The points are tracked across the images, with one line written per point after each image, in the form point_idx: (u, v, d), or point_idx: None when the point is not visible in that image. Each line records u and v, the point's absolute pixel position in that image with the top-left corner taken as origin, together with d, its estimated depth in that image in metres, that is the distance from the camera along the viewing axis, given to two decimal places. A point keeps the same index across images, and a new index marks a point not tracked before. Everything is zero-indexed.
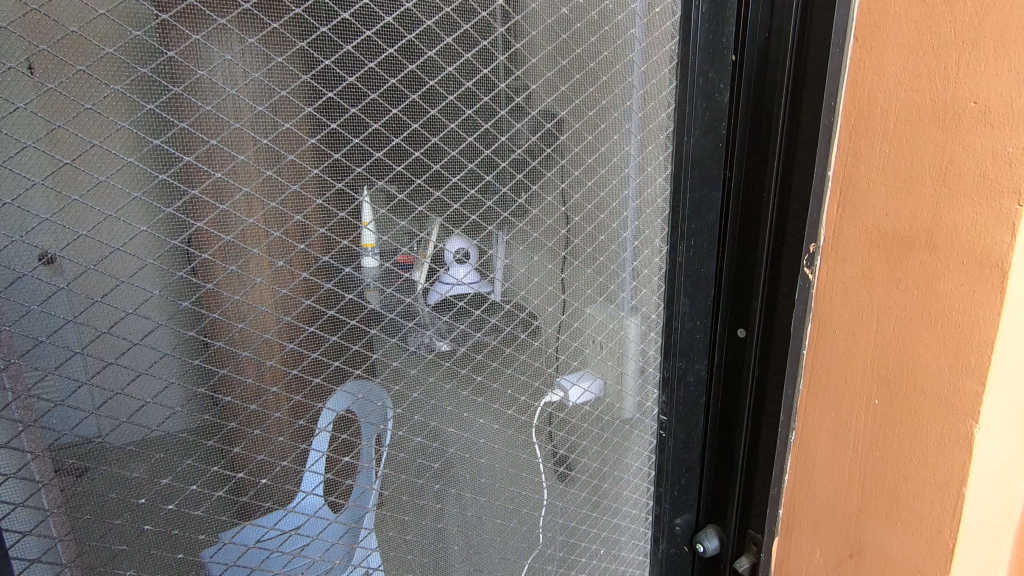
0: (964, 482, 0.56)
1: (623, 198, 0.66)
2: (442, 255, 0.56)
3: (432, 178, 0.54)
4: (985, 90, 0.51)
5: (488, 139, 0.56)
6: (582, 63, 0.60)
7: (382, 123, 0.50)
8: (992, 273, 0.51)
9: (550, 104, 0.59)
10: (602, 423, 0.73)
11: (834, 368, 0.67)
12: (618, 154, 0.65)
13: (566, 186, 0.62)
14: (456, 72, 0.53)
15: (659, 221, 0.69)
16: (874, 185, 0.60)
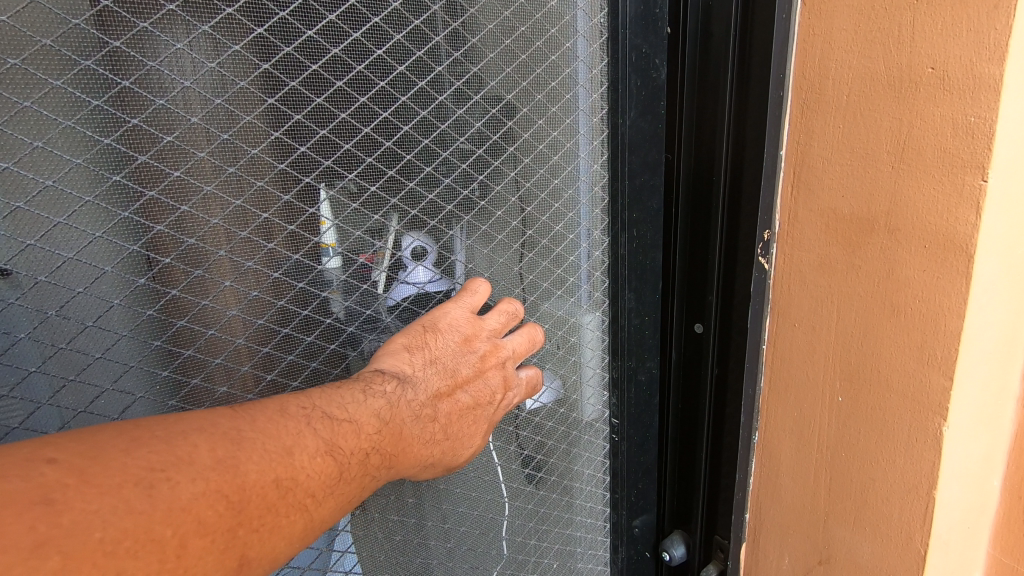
0: (934, 485, 0.51)
1: (556, 188, 0.62)
2: (349, 261, 0.50)
3: (324, 176, 0.46)
4: (942, 53, 0.45)
5: (389, 129, 0.49)
6: (500, 40, 0.54)
7: (258, 115, 0.43)
8: (958, 257, 0.46)
9: (463, 86, 0.52)
10: (551, 426, 0.70)
11: (796, 364, 0.61)
12: (546, 141, 0.60)
13: (486, 179, 0.57)
14: (344, 54, 0.45)
15: (599, 211, 0.65)
16: (829, 164, 0.55)
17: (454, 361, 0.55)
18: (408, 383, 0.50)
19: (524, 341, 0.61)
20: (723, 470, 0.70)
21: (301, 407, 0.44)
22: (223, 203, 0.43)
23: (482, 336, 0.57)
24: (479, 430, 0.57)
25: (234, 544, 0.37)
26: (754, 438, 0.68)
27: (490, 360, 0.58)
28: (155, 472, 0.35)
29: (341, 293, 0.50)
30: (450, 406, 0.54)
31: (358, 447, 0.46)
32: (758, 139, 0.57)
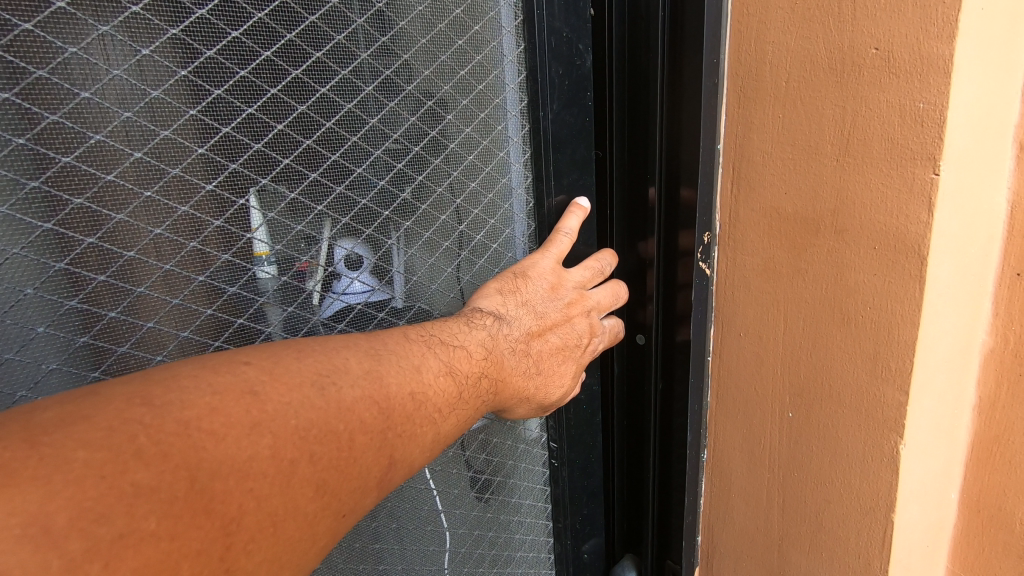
0: (892, 507, 0.47)
1: (472, 192, 0.55)
2: (212, 291, 0.43)
3: (167, 188, 0.40)
4: (886, 32, 0.40)
5: (256, 128, 0.42)
6: (393, 23, 0.46)
7: (66, 114, 0.36)
8: (908, 259, 0.42)
9: (348, 76, 0.45)
10: (485, 458, 0.62)
11: (743, 377, 0.57)
12: (456, 138, 0.53)
13: (388, 184, 0.49)
14: (185, 35, 0.38)
15: (524, 217, 0.59)
16: (768, 160, 0.50)
17: (543, 304, 0.54)
18: (503, 320, 0.52)
19: (612, 291, 0.59)
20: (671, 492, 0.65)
21: (421, 334, 0.46)
22: (26, 228, 0.36)
23: (568, 282, 0.56)
24: (567, 375, 0.56)
25: (386, 445, 0.39)
26: (703, 456, 0.63)
27: (577, 307, 0.56)
28: (324, 376, 0.37)
29: (196, 328, 0.43)
30: (541, 347, 0.54)
31: (473, 369, 0.47)
32: (693, 133, 0.52)
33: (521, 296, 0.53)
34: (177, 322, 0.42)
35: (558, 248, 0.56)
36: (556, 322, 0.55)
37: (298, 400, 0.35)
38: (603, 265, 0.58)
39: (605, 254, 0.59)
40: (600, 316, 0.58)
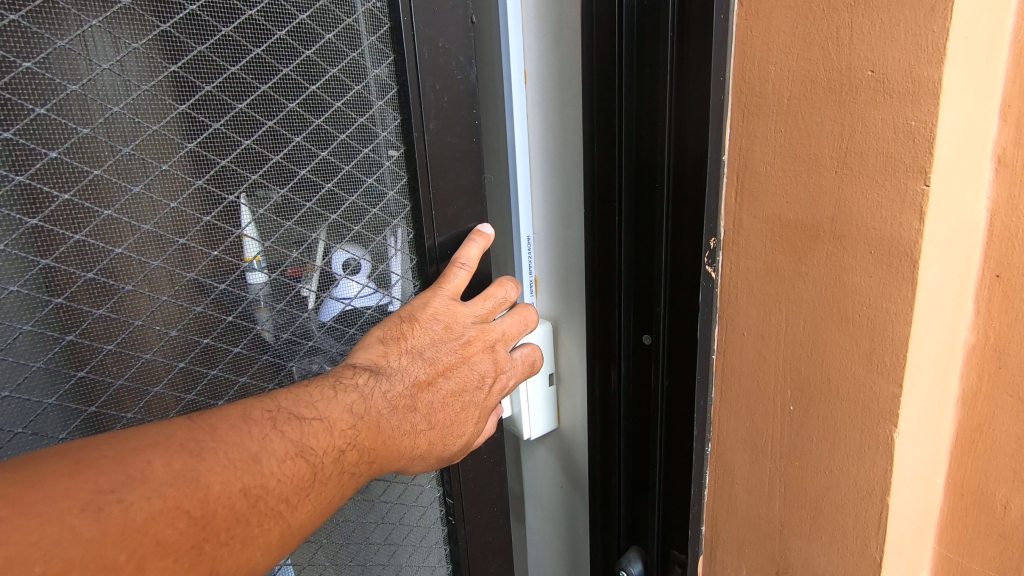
0: (888, 491, 0.51)
1: (342, 210, 0.64)
2: (70, 304, 0.51)
3: (30, 240, 0.48)
4: (881, 56, 0.44)
5: (155, 150, 0.52)
6: (305, 120, 0.59)
7: (35, 175, 0.47)
8: (902, 262, 0.46)
9: (281, 160, 0.58)
10: (386, 513, 0.75)
11: (746, 373, 0.60)
12: (322, 160, 0.61)
13: (289, 197, 0.60)
14: (45, 70, 0.46)
15: (402, 229, 0.69)
16: (772, 171, 0.53)
17: (434, 350, 0.61)
18: (382, 374, 0.57)
19: (519, 319, 0.69)
20: (675, 483, 0.69)
21: (266, 412, 0.50)
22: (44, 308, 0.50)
23: (465, 319, 0.64)
24: (468, 414, 0.64)
25: (201, 562, 0.42)
26: (708, 449, 0.66)
27: (474, 347, 0.64)
28: (105, 494, 0.39)
29: (81, 332, 0.52)
30: (432, 396, 0.60)
31: (330, 444, 0.51)
32: (700, 141, 0.56)
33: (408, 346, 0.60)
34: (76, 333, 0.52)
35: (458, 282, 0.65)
36: (450, 362, 0.62)
37: (55, 533, 0.37)
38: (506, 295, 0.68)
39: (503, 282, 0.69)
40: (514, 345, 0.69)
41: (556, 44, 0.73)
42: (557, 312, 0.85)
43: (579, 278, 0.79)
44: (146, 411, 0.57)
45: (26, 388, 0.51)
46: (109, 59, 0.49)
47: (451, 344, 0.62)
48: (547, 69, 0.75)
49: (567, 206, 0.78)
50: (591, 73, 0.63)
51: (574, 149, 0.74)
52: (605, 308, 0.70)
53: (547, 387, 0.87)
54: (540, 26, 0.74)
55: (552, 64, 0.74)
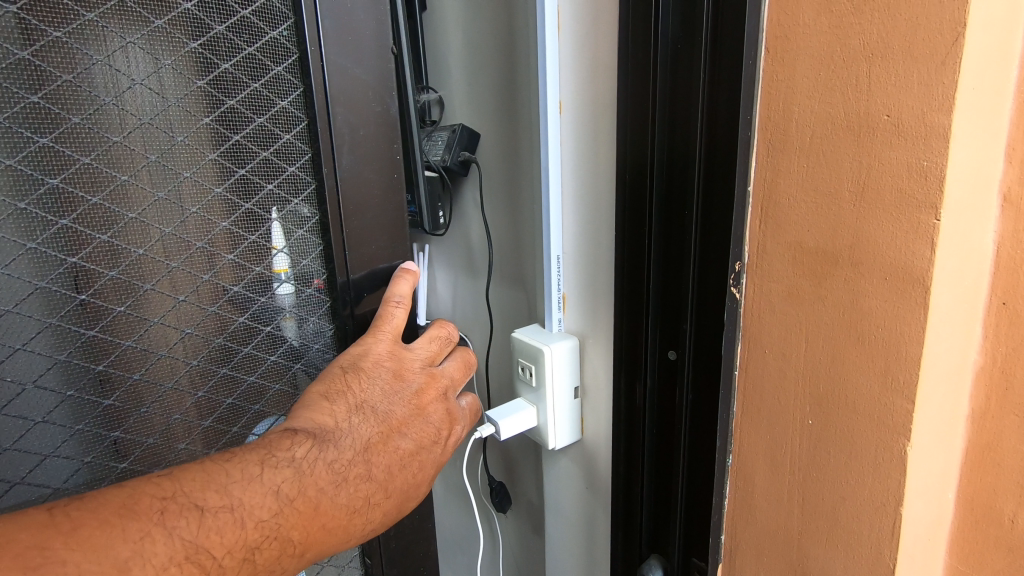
0: (900, 502, 0.55)
1: (238, 236, 0.70)
2: (59, 231, 0.59)
3: (44, 167, 0.58)
4: (896, 103, 0.49)
5: (135, 126, 0.62)
6: (245, 143, 0.69)
7: (72, 115, 0.58)
8: (915, 288, 0.50)
9: (241, 140, 0.68)
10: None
11: (768, 389, 0.64)
12: (236, 187, 0.69)
13: (212, 209, 0.68)
14: (81, 29, 0.58)
15: (306, 261, 0.76)
16: (795, 202, 0.58)
17: (386, 404, 0.70)
18: (325, 439, 0.63)
19: (465, 363, 0.83)
20: (698, 491, 0.73)
21: (158, 504, 0.52)
22: (48, 232, 0.59)
23: (413, 369, 0.75)
24: (425, 470, 0.73)
25: None
26: (729, 461, 0.70)
27: (423, 399, 0.74)
28: None
29: (59, 270, 0.60)
30: (387, 451, 0.68)
31: (233, 543, 0.54)
32: (728, 173, 0.61)
33: (360, 403, 0.68)
34: (59, 266, 0.60)
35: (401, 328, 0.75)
36: (405, 416, 0.71)
37: None
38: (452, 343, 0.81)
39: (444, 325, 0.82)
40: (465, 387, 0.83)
41: (590, 79, 0.79)
42: (584, 328, 0.90)
43: (606, 296, 0.84)
44: (142, 340, 0.66)
45: (32, 306, 0.59)
46: (138, 30, 0.61)
47: (400, 398, 0.72)
48: (582, 100, 0.81)
49: (597, 228, 0.83)
50: (627, 110, 0.71)
51: (605, 175, 0.79)
52: (635, 326, 0.76)
53: (572, 399, 0.92)
54: (576, 61, 0.80)
55: (586, 96, 0.80)
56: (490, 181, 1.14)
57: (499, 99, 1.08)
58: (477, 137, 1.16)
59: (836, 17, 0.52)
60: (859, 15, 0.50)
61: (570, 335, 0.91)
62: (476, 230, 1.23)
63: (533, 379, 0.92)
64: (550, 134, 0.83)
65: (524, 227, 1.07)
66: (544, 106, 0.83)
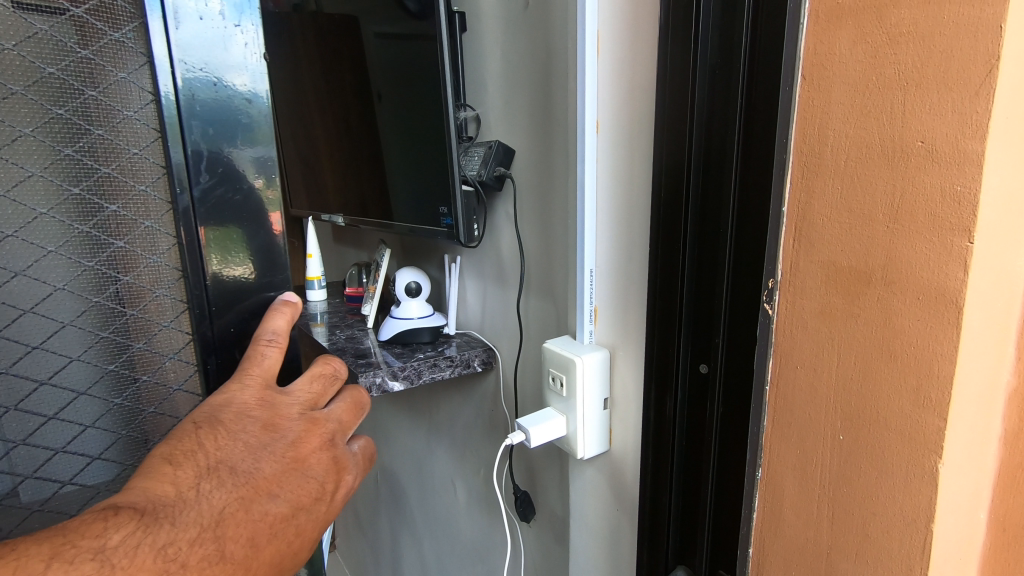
0: (931, 518, 0.56)
1: (152, 271, 0.71)
2: (30, 218, 0.64)
3: (52, 139, 0.64)
4: (931, 130, 0.51)
5: (105, 138, 0.66)
6: (144, 185, 0.69)
7: (86, 112, 0.65)
8: (949, 309, 0.52)
9: (133, 190, 0.68)
10: None
11: (798, 404, 0.65)
12: (144, 228, 0.70)
13: (127, 236, 0.69)
14: (80, 21, 0.63)
15: (177, 316, 0.73)
16: (828, 222, 0.60)
17: (253, 462, 0.66)
18: (160, 513, 0.58)
19: (355, 404, 0.81)
20: (727, 499, 0.76)
21: None
22: (38, 211, 0.64)
23: (290, 416, 0.71)
24: (307, 528, 0.70)
25: None
26: (758, 475, 0.71)
27: (302, 449, 0.71)
28: None
29: (63, 250, 0.66)
30: (260, 514, 0.65)
31: None
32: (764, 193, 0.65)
33: (216, 465, 0.63)
34: (54, 249, 0.66)
35: (274, 366, 0.71)
36: (277, 473, 0.67)
37: None
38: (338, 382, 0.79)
39: (326, 363, 0.79)
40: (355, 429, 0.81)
41: (627, 100, 0.82)
42: (614, 340, 0.92)
43: (638, 310, 0.86)
44: (148, 314, 0.72)
45: (41, 268, 0.65)
46: (121, 40, 0.65)
47: (272, 453, 0.68)
48: (619, 121, 0.84)
49: (630, 243, 0.85)
50: (665, 130, 0.74)
51: (640, 192, 0.82)
52: (666, 340, 0.79)
53: (600, 410, 0.94)
54: (614, 84, 0.84)
55: (623, 117, 0.83)
56: (523, 196, 1.18)
57: (535, 118, 1.12)
58: (511, 153, 1.20)
59: (872, 47, 0.54)
60: (895, 46, 0.52)
61: (600, 347, 0.94)
62: (508, 243, 1.26)
63: (563, 389, 0.95)
64: (587, 153, 0.87)
65: (555, 241, 1.10)
66: (581, 126, 0.87)
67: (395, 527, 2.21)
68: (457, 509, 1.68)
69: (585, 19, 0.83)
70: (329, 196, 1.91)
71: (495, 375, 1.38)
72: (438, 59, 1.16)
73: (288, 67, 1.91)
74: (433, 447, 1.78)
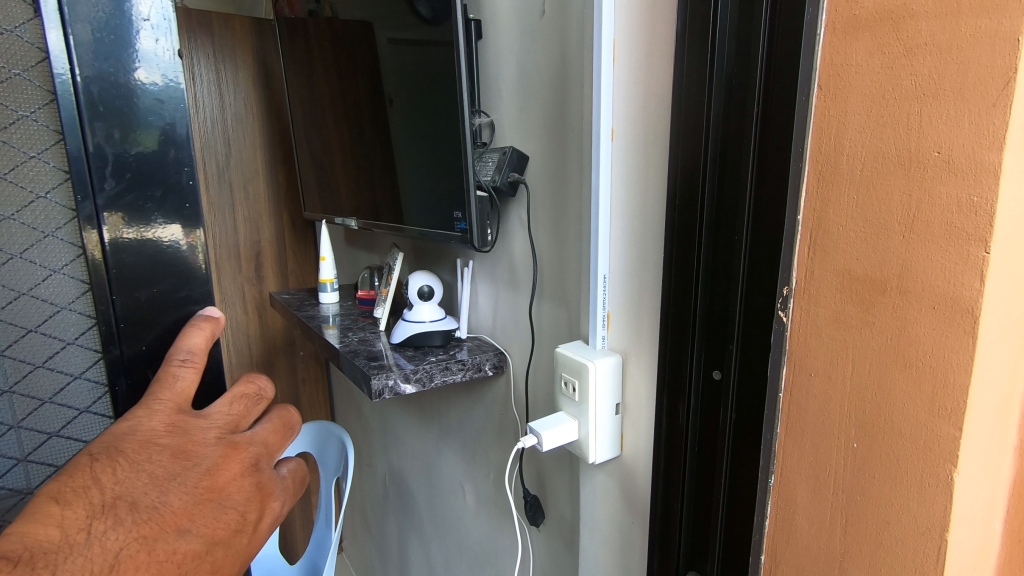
0: (946, 527, 0.56)
1: (51, 281, 0.80)
2: None
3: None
4: (948, 140, 0.51)
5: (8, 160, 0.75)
6: (43, 198, 0.77)
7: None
8: (964, 318, 0.52)
9: (48, 204, 0.78)
10: None
11: (811, 412, 0.66)
12: (46, 238, 0.78)
13: (48, 237, 0.78)
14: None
15: (79, 321, 0.83)
16: (843, 231, 0.60)
17: (163, 492, 0.62)
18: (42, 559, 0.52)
19: (282, 422, 0.82)
20: (738, 507, 0.75)
21: None
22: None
23: (206, 441, 0.69)
24: (227, 563, 0.65)
25: None
26: (771, 481, 0.71)
27: (222, 476, 0.68)
28: None
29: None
30: (173, 549, 0.60)
31: None
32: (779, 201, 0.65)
33: (113, 501, 0.59)
34: None
35: (189, 383, 0.73)
36: (189, 504, 0.63)
37: None
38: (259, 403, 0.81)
39: (251, 383, 0.82)
40: (281, 453, 0.81)
41: (643, 109, 0.83)
42: (626, 345, 0.93)
43: (651, 316, 0.87)
44: (48, 315, 0.81)
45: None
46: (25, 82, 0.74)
47: (188, 481, 0.64)
48: (634, 129, 0.85)
49: (644, 250, 0.86)
50: (680, 138, 0.75)
51: (654, 199, 0.83)
52: (679, 346, 0.80)
53: (613, 415, 0.95)
54: (629, 93, 0.85)
55: (638, 125, 0.84)
56: (536, 202, 1.19)
57: (548, 124, 1.13)
58: (525, 160, 1.21)
59: (888, 58, 0.54)
60: (911, 58, 0.53)
61: (612, 352, 0.95)
62: (520, 248, 1.28)
63: (575, 394, 0.96)
64: (601, 160, 0.88)
65: (568, 247, 1.11)
66: (596, 133, 0.88)
67: (403, 530, 2.22)
68: (465, 513, 1.68)
69: (601, 29, 0.84)
70: (342, 200, 1.93)
71: (506, 379, 1.39)
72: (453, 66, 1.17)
73: (304, 73, 1.95)
74: (442, 450, 1.79)
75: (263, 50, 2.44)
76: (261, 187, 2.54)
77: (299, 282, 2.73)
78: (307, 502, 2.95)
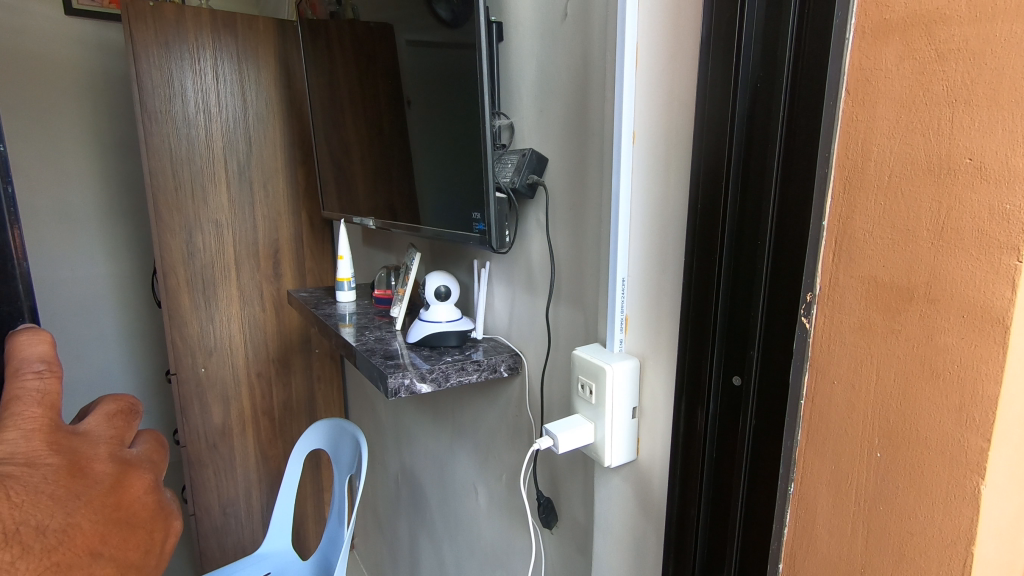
0: (972, 540, 0.55)
1: None
2: None
3: None
4: (979, 147, 0.51)
5: None
6: None
7: None
8: (994, 327, 0.51)
9: None
10: None
11: (833, 420, 0.65)
12: None
13: None
14: None
15: None
16: (869, 237, 0.60)
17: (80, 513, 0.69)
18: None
19: (159, 442, 0.91)
20: (755, 514, 0.75)
21: None
22: None
23: (102, 459, 0.76)
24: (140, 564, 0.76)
25: None
26: (792, 488, 0.71)
27: (128, 495, 0.77)
28: None
29: None
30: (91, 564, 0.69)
31: None
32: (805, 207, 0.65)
33: (17, 526, 0.63)
34: None
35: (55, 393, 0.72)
36: (95, 529, 0.71)
37: None
38: (140, 417, 0.87)
39: (122, 400, 0.87)
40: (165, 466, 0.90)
41: (665, 113, 0.83)
42: (644, 349, 0.92)
43: (669, 320, 0.86)
44: None
45: None
46: None
47: (99, 502, 0.72)
48: (655, 133, 0.85)
49: (663, 254, 0.86)
50: (703, 142, 0.75)
51: (675, 202, 0.83)
52: (699, 350, 0.79)
53: (629, 419, 0.94)
54: (651, 97, 0.85)
55: (659, 129, 0.84)
56: (555, 203, 1.19)
57: (568, 127, 1.13)
58: (544, 162, 1.21)
59: (919, 63, 0.54)
60: (943, 64, 0.52)
61: (630, 355, 0.94)
62: (538, 250, 1.28)
63: (592, 397, 0.96)
64: (622, 164, 0.88)
65: (586, 249, 1.10)
66: (617, 136, 0.88)
67: (415, 528, 2.22)
68: (478, 512, 1.68)
69: (625, 32, 0.84)
70: (361, 200, 1.95)
71: (521, 380, 1.39)
72: (475, 67, 1.18)
73: (324, 73, 1.98)
74: (455, 449, 1.80)
75: (285, 51, 2.48)
76: (281, 186, 2.57)
77: (316, 280, 2.76)
78: (320, 498, 2.98)
